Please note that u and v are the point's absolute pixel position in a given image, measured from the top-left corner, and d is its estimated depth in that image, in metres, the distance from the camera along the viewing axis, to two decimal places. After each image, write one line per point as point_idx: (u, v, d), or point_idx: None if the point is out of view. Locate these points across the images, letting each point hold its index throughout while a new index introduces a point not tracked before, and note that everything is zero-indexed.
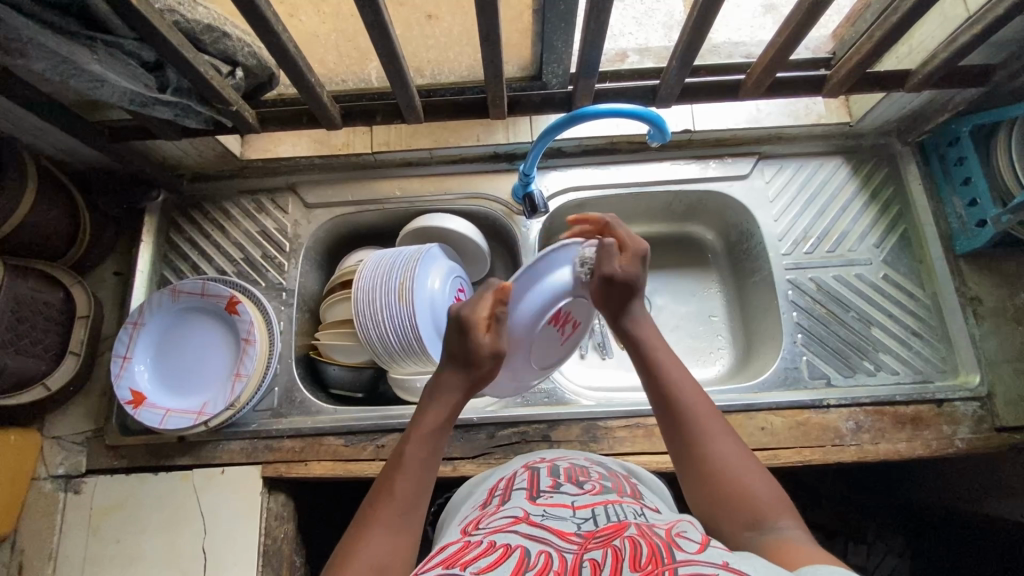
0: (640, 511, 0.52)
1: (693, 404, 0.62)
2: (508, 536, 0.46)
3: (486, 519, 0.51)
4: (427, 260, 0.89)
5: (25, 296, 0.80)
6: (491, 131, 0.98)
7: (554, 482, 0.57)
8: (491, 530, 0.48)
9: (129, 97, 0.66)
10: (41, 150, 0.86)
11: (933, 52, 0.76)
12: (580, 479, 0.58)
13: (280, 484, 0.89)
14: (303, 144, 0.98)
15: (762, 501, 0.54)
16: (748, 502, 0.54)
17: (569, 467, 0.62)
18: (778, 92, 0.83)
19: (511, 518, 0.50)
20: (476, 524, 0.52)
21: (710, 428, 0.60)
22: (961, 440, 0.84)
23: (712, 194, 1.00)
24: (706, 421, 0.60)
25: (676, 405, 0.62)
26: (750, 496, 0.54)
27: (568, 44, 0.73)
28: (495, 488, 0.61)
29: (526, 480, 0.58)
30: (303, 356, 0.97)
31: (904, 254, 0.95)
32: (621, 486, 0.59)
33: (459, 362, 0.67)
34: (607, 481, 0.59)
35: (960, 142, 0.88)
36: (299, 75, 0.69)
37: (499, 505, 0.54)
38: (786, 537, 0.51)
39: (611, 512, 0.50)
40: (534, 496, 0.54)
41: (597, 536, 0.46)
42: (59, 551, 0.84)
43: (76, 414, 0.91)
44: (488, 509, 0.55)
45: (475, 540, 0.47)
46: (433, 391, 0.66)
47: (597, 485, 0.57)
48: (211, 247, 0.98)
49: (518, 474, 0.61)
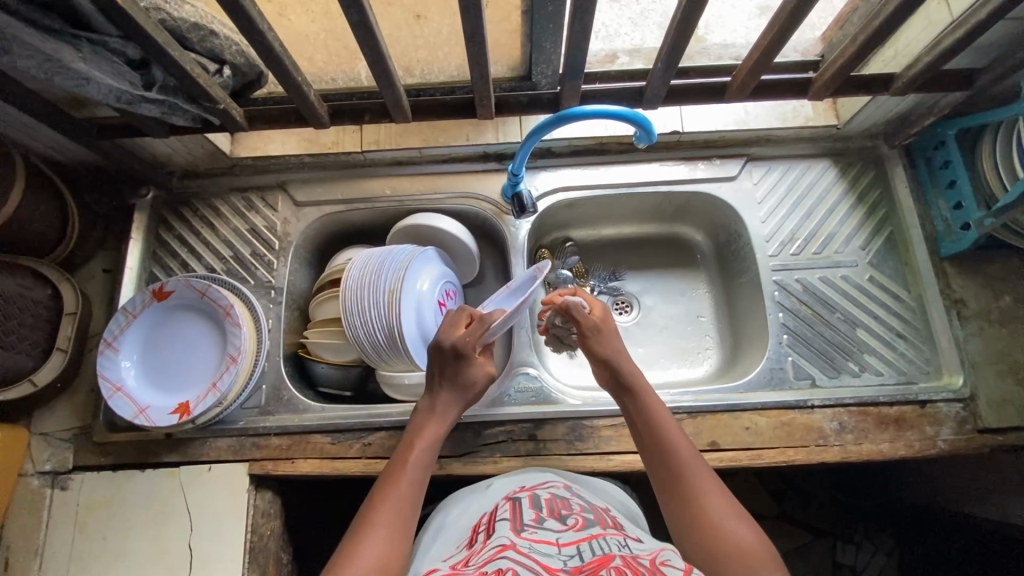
0: (624, 542, 0.52)
1: (686, 457, 0.63)
2: (497, 564, 0.46)
3: (473, 556, 0.51)
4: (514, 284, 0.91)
5: (12, 293, 0.80)
6: (481, 131, 0.98)
7: (537, 516, 0.57)
8: (480, 563, 0.48)
9: (115, 95, 0.66)
10: (30, 146, 0.86)
11: (918, 56, 0.77)
12: (563, 513, 0.58)
13: (267, 481, 0.89)
14: (291, 142, 0.99)
15: (754, 556, 0.53)
16: (737, 555, 0.54)
17: (551, 501, 0.62)
18: (764, 95, 0.84)
19: (498, 547, 0.50)
20: (465, 560, 0.51)
21: (706, 484, 0.60)
22: (944, 441, 0.85)
23: (700, 195, 1.00)
24: (696, 472, 0.61)
25: (669, 454, 0.63)
26: (738, 546, 0.54)
27: (556, 44, 0.74)
28: (478, 524, 0.61)
29: (509, 512, 0.58)
30: (292, 354, 0.97)
31: (889, 256, 0.95)
32: (603, 518, 0.58)
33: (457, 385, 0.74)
34: (589, 514, 0.59)
35: (945, 146, 0.89)
36: (285, 73, 0.69)
37: (485, 541, 0.53)
38: None
39: (596, 546, 0.50)
40: (518, 529, 0.54)
41: (582, 572, 0.45)
42: (45, 547, 0.84)
43: (63, 410, 0.92)
44: (474, 547, 0.54)
45: (465, 570, 0.48)
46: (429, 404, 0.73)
47: (580, 519, 0.57)
48: (200, 245, 0.99)
49: (501, 508, 0.61)
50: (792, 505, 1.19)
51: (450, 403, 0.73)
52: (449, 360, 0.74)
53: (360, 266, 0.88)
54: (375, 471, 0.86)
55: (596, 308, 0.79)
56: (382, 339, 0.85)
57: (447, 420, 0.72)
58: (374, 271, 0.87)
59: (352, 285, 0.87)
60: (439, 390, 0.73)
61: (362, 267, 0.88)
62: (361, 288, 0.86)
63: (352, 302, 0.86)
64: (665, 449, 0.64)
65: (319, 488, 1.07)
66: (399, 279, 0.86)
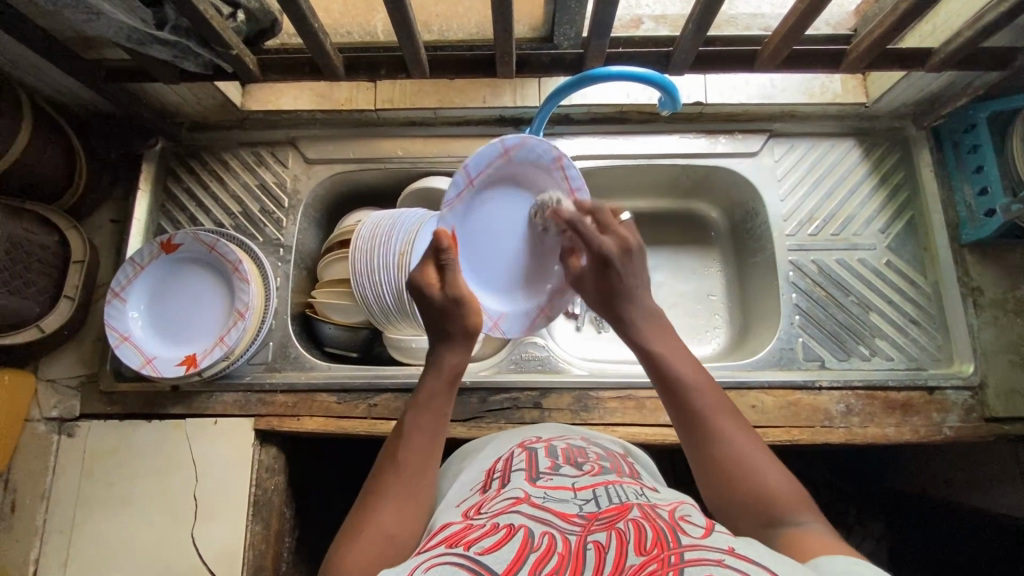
0: (641, 491, 0.51)
1: (707, 405, 0.57)
2: (510, 518, 0.46)
3: (487, 503, 0.50)
4: (515, 152, 0.69)
5: (19, 237, 0.79)
6: (498, 93, 0.95)
7: (553, 463, 0.56)
8: (494, 513, 0.47)
9: (126, 33, 0.64)
10: (37, 88, 0.85)
11: (958, 31, 0.74)
12: (578, 461, 0.57)
13: (272, 437, 0.89)
14: (304, 97, 0.96)
15: (778, 496, 0.51)
16: (767, 501, 0.51)
17: (566, 448, 0.61)
18: (794, 66, 0.81)
19: (512, 499, 0.49)
20: (477, 507, 0.51)
21: (729, 429, 0.56)
22: (950, 428, 0.85)
23: (720, 170, 0.98)
24: (718, 418, 0.57)
25: (689, 406, 0.58)
26: (767, 493, 0.51)
27: (581, 4, 0.71)
28: (491, 467, 0.59)
29: (524, 461, 0.57)
30: (299, 314, 0.96)
31: (908, 240, 0.94)
32: (620, 466, 0.58)
33: (452, 334, 0.64)
34: (606, 462, 0.58)
35: (975, 129, 0.87)
36: (302, 20, 0.66)
37: (499, 488, 0.53)
38: (801, 533, 0.48)
39: (612, 493, 0.50)
40: (533, 476, 0.53)
41: (600, 519, 0.45)
42: (52, 492, 0.86)
43: (71, 358, 0.92)
44: (488, 492, 0.53)
45: (478, 520, 0.47)
46: (433, 356, 0.64)
47: (595, 466, 0.56)
48: (209, 199, 0.97)
49: (516, 455, 0.59)
50: None
51: (455, 354, 0.64)
52: (440, 309, 0.63)
53: (374, 229, 0.86)
54: (379, 431, 0.86)
55: (609, 241, 0.66)
56: (394, 305, 0.84)
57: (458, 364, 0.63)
58: (379, 237, 0.85)
59: (361, 251, 0.85)
60: (439, 339, 0.64)
61: (377, 227, 0.86)
62: (370, 254, 0.84)
63: (362, 267, 0.85)
64: (685, 401, 0.58)
65: (322, 447, 1.07)
66: (408, 244, 0.83)
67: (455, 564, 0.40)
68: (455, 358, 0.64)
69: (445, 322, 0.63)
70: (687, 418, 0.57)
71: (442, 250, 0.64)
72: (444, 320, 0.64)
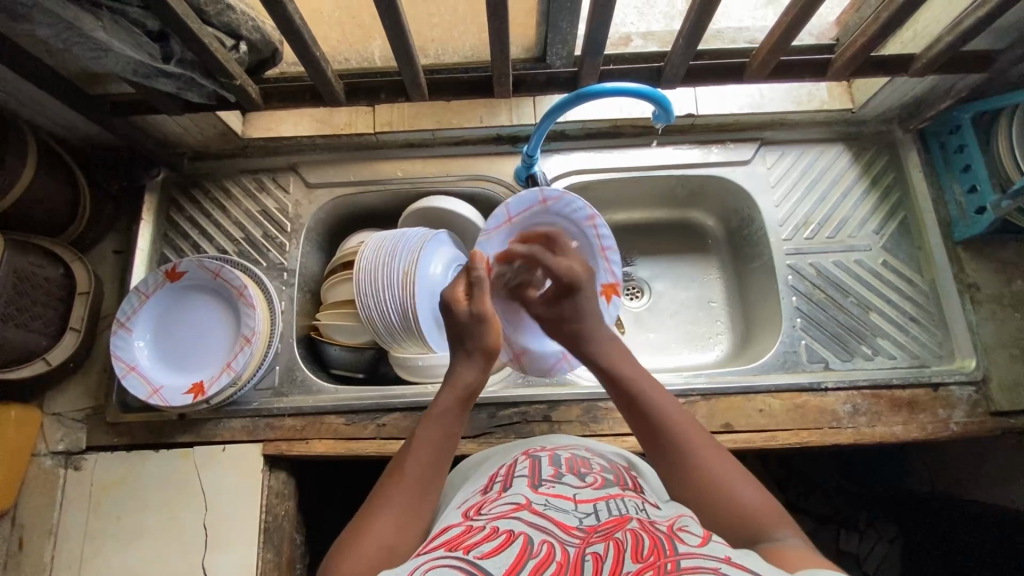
0: (641, 506, 0.51)
1: (674, 420, 0.59)
2: (510, 523, 0.46)
3: (487, 504, 0.50)
4: (553, 203, 0.86)
5: (25, 271, 0.79)
6: (494, 113, 0.98)
7: (556, 472, 0.56)
8: (494, 516, 0.47)
9: (133, 67, 0.66)
10: (41, 123, 0.86)
11: (938, 36, 0.77)
12: (581, 471, 0.58)
13: (281, 462, 0.89)
14: (304, 124, 0.98)
15: (758, 516, 0.52)
16: (747, 519, 0.51)
17: (570, 458, 0.61)
18: (782, 76, 0.83)
19: (512, 505, 0.49)
20: (477, 507, 0.51)
21: (694, 439, 0.57)
22: (956, 423, 0.85)
23: (714, 178, 1.00)
24: (689, 435, 0.58)
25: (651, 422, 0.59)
26: (740, 510, 0.52)
27: (574, 24, 0.73)
28: (494, 473, 0.60)
29: (527, 469, 0.57)
30: (305, 336, 0.97)
31: (903, 240, 0.95)
32: (623, 479, 0.58)
33: (471, 351, 0.66)
34: (608, 473, 0.59)
35: (961, 129, 0.90)
36: (303, 49, 0.68)
37: (500, 492, 0.53)
38: (777, 548, 0.48)
39: (613, 507, 0.50)
40: (536, 484, 0.53)
41: (598, 531, 0.45)
42: (59, 527, 0.85)
43: (76, 390, 0.91)
44: (489, 494, 0.54)
45: (476, 523, 0.47)
46: (451, 373, 0.65)
47: (598, 478, 0.56)
48: (212, 226, 0.98)
49: (519, 461, 0.60)
50: (798, 493, 1.19)
51: (472, 369, 0.65)
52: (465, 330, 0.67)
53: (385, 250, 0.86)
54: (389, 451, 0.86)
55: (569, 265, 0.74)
56: (398, 324, 0.85)
57: (476, 379, 0.65)
58: (383, 258, 0.85)
59: (367, 275, 0.85)
60: (457, 356, 0.67)
61: (382, 251, 0.86)
62: (374, 277, 0.85)
63: (367, 289, 0.84)
64: (650, 417, 0.60)
65: (329, 472, 1.07)
66: (411, 262, 0.85)
67: (453, 566, 0.40)
68: (471, 376, 0.65)
69: (463, 339, 0.66)
70: (653, 432, 0.59)
71: (474, 271, 0.69)
72: (465, 336, 0.66)
